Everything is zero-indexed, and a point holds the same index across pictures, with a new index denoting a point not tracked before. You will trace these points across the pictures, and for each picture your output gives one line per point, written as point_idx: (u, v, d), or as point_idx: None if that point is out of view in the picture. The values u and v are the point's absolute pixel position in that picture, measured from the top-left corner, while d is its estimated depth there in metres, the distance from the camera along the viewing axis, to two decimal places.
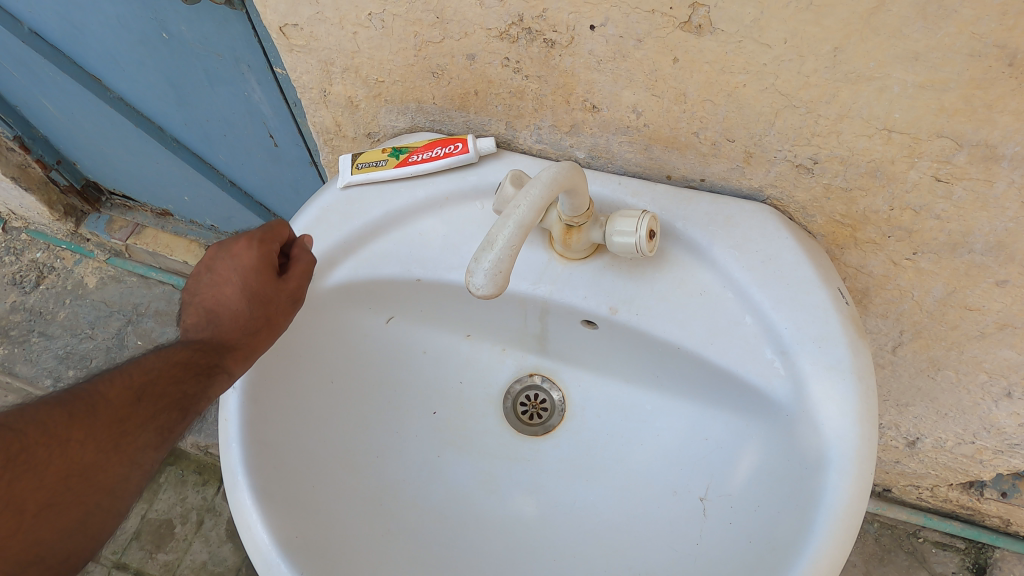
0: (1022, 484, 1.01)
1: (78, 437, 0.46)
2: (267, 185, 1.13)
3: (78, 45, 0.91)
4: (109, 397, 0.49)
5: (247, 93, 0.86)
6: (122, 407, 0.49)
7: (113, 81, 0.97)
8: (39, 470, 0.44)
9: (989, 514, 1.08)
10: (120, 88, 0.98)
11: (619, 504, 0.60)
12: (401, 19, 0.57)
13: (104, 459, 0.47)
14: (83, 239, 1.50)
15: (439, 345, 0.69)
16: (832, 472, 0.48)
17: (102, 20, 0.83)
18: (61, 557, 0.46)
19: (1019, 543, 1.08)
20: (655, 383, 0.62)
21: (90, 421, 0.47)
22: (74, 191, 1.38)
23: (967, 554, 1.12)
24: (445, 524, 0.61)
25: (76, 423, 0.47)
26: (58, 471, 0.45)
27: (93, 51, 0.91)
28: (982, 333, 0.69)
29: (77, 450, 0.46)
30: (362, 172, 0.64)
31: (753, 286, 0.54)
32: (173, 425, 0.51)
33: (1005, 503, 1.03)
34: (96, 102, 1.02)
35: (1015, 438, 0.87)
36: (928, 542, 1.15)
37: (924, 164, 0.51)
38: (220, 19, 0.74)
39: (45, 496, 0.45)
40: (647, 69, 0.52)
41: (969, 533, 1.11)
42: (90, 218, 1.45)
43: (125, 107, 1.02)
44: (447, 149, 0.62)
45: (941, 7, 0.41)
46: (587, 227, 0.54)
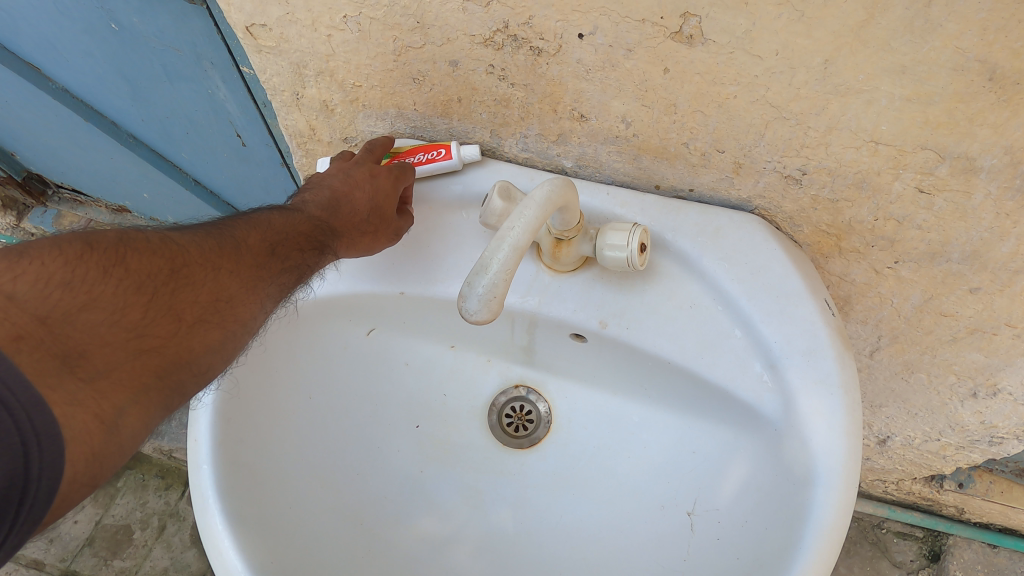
0: (977, 474, 1.05)
1: (228, 267, 0.51)
2: (233, 185, 1.09)
3: (14, 33, 0.86)
4: (250, 243, 0.54)
5: (210, 91, 0.83)
6: (260, 255, 0.53)
7: (55, 71, 0.92)
8: (197, 285, 0.49)
9: (947, 504, 1.11)
10: (63, 78, 0.93)
11: (604, 519, 0.60)
12: (379, 23, 0.55)
13: (243, 293, 0.52)
14: (28, 234, 1.44)
15: (423, 357, 0.67)
16: (819, 488, 0.48)
17: (41, 8, 0.79)
18: (201, 370, 0.49)
19: (969, 528, 1.11)
20: (643, 395, 0.62)
21: (242, 260, 0.52)
22: (13, 183, 1.31)
23: (925, 543, 1.15)
24: (426, 543, 0.60)
25: (226, 254, 0.52)
26: (209, 289, 0.50)
27: (35, 41, 0.86)
28: (954, 338, 0.70)
29: (223, 280, 0.51)
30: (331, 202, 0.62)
31: (742, 298, 0.53)
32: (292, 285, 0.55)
33: (960, 493, 1.06)
34: (37, 93, 0.97)
35: (978, 435, 0.88)
36: (890, 532, 1.17)
37: (908, 176, 0.51)
38: (179, 14, 0.71)
39: (199, 310, 0.49)
40: (637, 78, 0.51)
41: (928, 523, 1.13)
42: (34, 212, 1.40)
43: (70, 99, 0.97)
44: (429, 155, 0.60)
45: (928, 22, 0.41)
46: (577, 241, 0.53)
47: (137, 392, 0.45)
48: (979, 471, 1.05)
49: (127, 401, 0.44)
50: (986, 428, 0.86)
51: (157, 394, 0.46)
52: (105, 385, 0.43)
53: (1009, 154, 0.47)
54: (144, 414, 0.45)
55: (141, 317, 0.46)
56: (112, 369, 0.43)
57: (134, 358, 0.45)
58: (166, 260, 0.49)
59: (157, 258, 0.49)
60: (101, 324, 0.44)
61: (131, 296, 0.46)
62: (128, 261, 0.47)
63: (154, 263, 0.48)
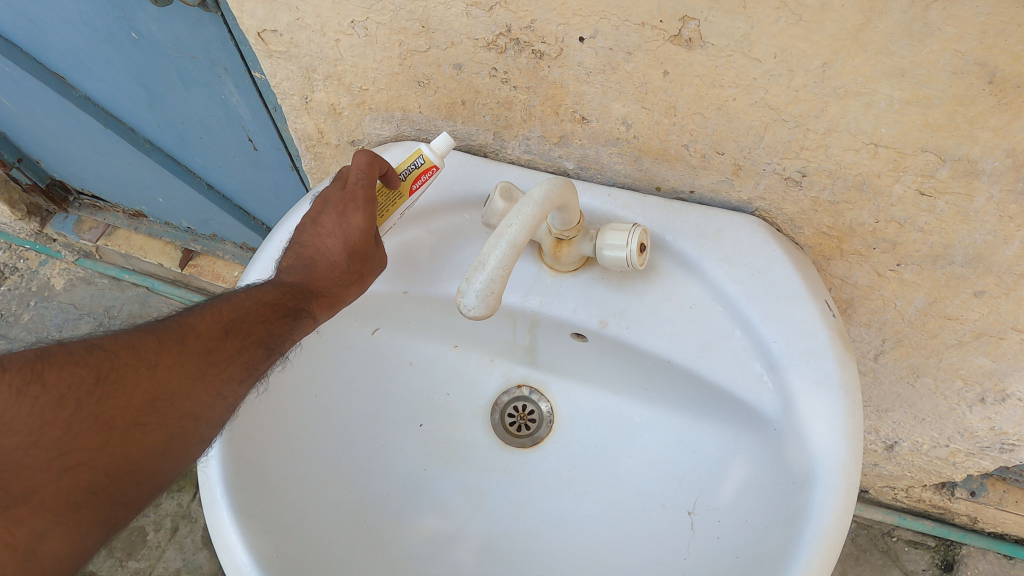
0: (989, 483, 1.05)
1: (166, 362, 0.48)
2: (246, 188, 1.11)
3: (38, 42, 0.88)
4: (199, 329, 0.50)
5: (223, 96, 0.85)
6: (209, 342, 0.50)
7: (79, 80, 0.94)
8: (129, 389, 0.46)
9: (959, 513, 1.10)
10: (85, 87, 0.95)
11: (605, 519, 0.60)
12: (385, 28, 0.56)
13: (188, 384, 0.48)
14: (50, 240, 1.44)
15: (425, 356, 0.68)
16: (818, 488, 0.48)
17: (65, 18, 0.80)
18: (142, 477, 0.47)
19: (983, 539, 1.10)
20: (644, 395, 0.62)
21: (186, 354, 0.49)
22: (38, 190, 1.30)
23: (937, 551, 1.13)
24: (430, 541, 0.60)
25: (166, 348, 0.49)
26: (145, 386, 0.47)
27: (57, 50, 0.88)
28: (959, 342, 0.70)
29: (161, 378, 0.48)
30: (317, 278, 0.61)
31: (743, 300, 0.54)
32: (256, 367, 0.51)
33: (973, 502, 1.06)
34: (59, 101, 0.99)
35: (987, 441, 0.88)
36: (901, 541, 1.16)
37: (909, 178, 0.52)
38: (195, 21, 0.72)
39: (133, 414, 0.46)
40: (637, 81, 0.52)
41: (940, 532, 1.12)
42: (56, 218, 1.39)
43: (92, 107, 0.99)
44: None
45: (926, 25, 0.42)
46: (577, 241, 0.54)
47: (62, 514, 0.43)
48: (992, 481, 1.05)
49: (51, 526, 0.42)
50: (995, 434, 0.85)
51: (91, 513, 0.44)
52: (22, 513, 0.41)
53: (1011, 157, 0.47)
54: (71, 537, 0.43)
55: (63, 434, 0.44)
56: (33, 493, 0.42)
57: (58, 479, 0.43)
58: (93, 367, 0.46)
59: (81, 367, 0.46)
60: (15, 450, 0.42)
61: (50, 413, 0.44)
62: (48, 377, 0.44)
63: (77, 373, 0.45)
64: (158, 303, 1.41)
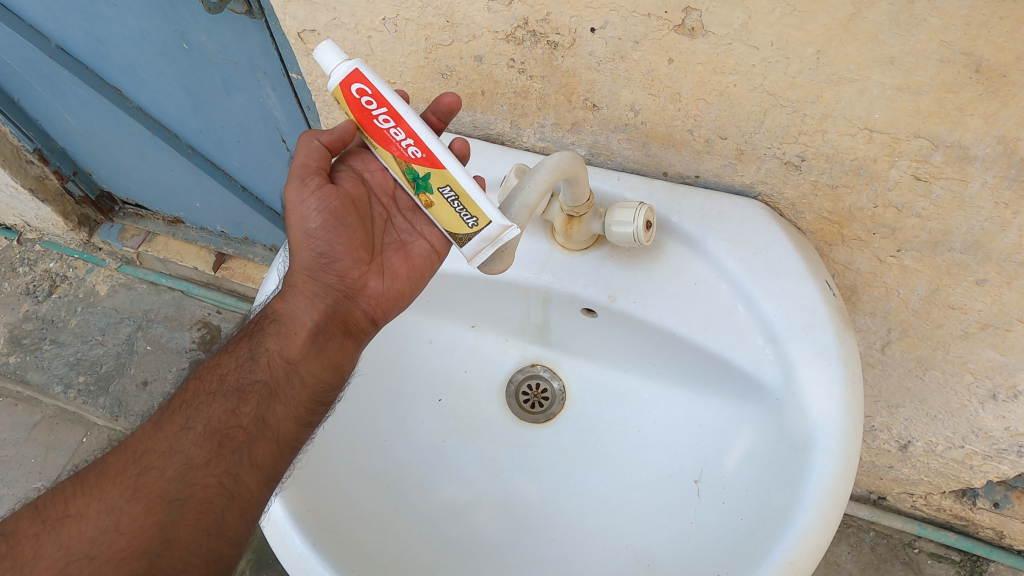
0: (1014, 494, 0.96)
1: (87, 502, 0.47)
2: (276, 189, 1.15)
3: (100, 58, 0.94)
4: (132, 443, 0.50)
5: (261, 99, 0.90)
6: (141, 447, 0.50)
7: (133, 91, 1.00)
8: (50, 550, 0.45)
9: (983, 525, 1.01)
10: (139, 98, 1.01)
11: (615, 489, 0.63)
12: (413, 23, 0.61)
13: (120, 507, 0.46)
14: (96, 248, 1.49)
15: (445, 335, 0.73)
16: (818, 452, 0.51)
17: (122, 32, 0.86)
18: None
19: (1011, 556, 1.01)
20: (652, 371, 0.66)
21: (105, 485, 0.47)
22: (88, 202, 1.39)
23: (963, 567, 1.05)
24: (450, 506, 0.64)
25: (82, 493, 0.47)
26: (55, 547, 0.45)
27: (113, 63, 0.94)
28: (965, 333, 0.68)
29: (79, 530, 0.45)
30: (463, 227, 0.52)
31: (745, 277, 0.57)
32: (228, 434, 0.51)
33: (997, 514, 0.96)
34: (113, 111, 1.05)
35: (1004, 443, 0.81)
36: (924, 553, 1.08)
37: (904, 163, 0.54)
38: (240, 29, 0.78)
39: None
40: (644, 69, 0.56)
41: (963, 545, 1.03)
42: (103, 227, 1.46)
43: (143, 116, 1.05)
44: (370, 100, 0.50)
45: (913, 16, 0.45)
46: (587, 219, 0.59)
47: None
48: (1017, 493, 0.96)
49: None
50: (1011, 435, 0.79)
51: None
52: None
53: (1002, 144, 0.49)
54: None
55: None
56: None
57: None
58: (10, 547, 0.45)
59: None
60: None
61: None
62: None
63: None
64: (192, 306, 1.42)
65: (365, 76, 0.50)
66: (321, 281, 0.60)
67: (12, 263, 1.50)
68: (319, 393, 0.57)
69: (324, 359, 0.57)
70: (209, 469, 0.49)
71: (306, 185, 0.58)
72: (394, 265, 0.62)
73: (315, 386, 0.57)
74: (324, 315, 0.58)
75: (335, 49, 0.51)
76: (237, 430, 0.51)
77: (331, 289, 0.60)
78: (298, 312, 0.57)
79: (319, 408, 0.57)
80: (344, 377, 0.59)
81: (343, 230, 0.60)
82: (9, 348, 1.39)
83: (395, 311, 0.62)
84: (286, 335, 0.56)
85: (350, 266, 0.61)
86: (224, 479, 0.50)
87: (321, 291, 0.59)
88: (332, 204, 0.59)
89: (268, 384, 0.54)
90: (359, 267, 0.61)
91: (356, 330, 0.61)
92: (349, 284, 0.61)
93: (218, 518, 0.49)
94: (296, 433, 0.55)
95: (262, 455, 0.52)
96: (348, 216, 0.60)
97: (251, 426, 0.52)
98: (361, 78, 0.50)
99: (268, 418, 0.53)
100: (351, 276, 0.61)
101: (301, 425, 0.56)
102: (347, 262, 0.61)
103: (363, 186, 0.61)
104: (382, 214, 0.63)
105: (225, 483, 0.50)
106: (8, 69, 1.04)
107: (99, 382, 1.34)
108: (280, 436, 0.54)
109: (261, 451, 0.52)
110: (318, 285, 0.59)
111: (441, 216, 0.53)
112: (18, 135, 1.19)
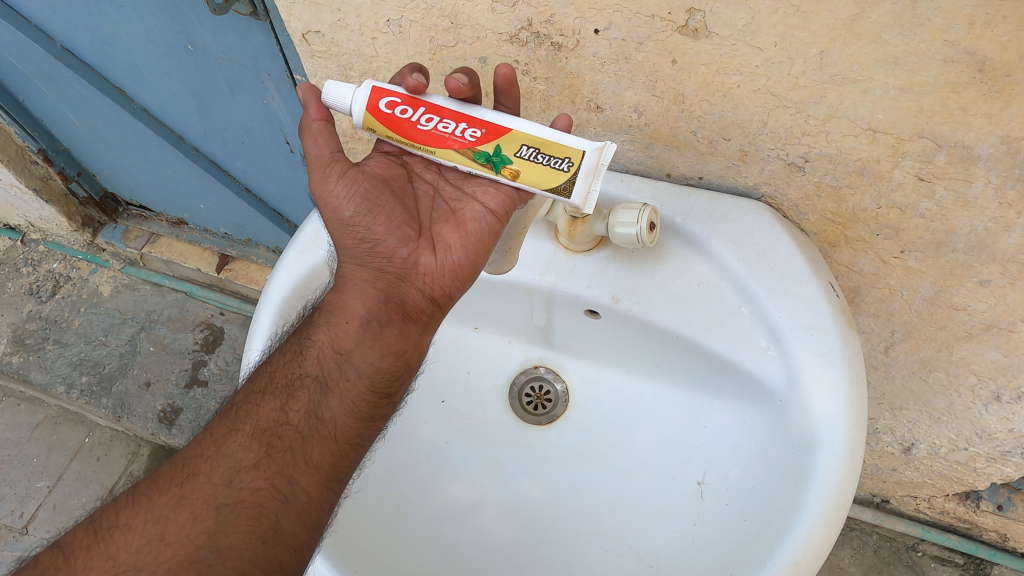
0: (1019, 497, 0.95)
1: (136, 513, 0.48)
2: (280, 190, 1.16)
3: (106, 59, 0.95)
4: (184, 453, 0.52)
5: (264, 100, 0.90)
6: (189, 456, 0.51)
7: (137, 93, 1.01)
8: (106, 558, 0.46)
9: (987, 528, 1.01)
10: (144, 99, 1.02)
11: (617, 489, 0.63)
12: (417, 25, 0.61)
13: (167, 515, 0.47)
14: (99, 249, 1.49)
15: (448, 337, 0.73)
16: (822, 452, 0.51)
17: (127, 33, 0.87)
18: None
19: (1016, 560, 1.01)
20: (656, 373, 0.66)
21: (155, 494, 0.49)
22: (92, 203, 1.39)
23: (967, 570, 1.05)
24: (453, 507, 0.64)
25: (129, 509, 0.48)
26: (104, 558, 0.46)
27: (118, 64, 0.95)
28: (969, 335, 0.68)
29: (127, 540, 0.47)
30: (561, 176, 0.52)
31: (749, 278, 0.57)
32: (278, 433, 0.51)
33: (1001, 516, 0.96)
34: (117, 113, 1.05)
35: (1009, 445, 0.81)
36: (927, 556, 1.08)
37: (907, 164, 0.54)
38: (244, 30, 0.78)
39: None
40: (648, 70, 0.56)
41: (968, 548, 1.03)
42: (106, 228, 1.46)
43: (147, 117, 1.05)
44: (405, 109, 0.54)
45: (916, 16, 0.45)
46: (591, 220, 0.59)
47: None
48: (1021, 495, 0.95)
49: None
50: (1017, 437, 0.79)
51: None
52: None
53: (1006, 144, 0.49)
54: None
55: None
56: None
57: None
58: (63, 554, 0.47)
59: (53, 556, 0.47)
60: None
61: None
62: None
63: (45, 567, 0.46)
64: (196, 307, 1.42)
65: (385, 89, 0.54)
66: (369, 265, 0.58)
67: (15, 263, 1.50)
68: (378, 383, 0.55)
69: (381, 346, 0.56)
70: (258, 471, 0.50)
71: (330, 174, 0.58)
72: (446, 237, 0.59)
73: (373, 376, 0.55)
74: (376, 300, 0.57)
75: (341, 84, 0.55)
76: (286, 429, 0.52)
77: (380, 273, 0.58)
78: (350, 300, 0.56)
79: (380, 398, 0.56)
80: (406, 363, 0.57)
81: (379, 210, 0.58)
82: (12, 348, 1.39)
83: (455, 286, 0.58)
84: (337, 325, 0.55)
85: (396, 245, 0.58)
86: (276, 481, 0.50)
87: (371, 275, 0.57)
88: (361, 186, 0.58)
89: (320, 378, 0.54)
90: (408, 246, 0.58)
91: (414, 312, 0.58)
92: (399, 265, 0.58)
93: (273, 523, 0.49)
94: (353, 428, 0.54)
95: (316, 453, 0.52)
96: (381, 195, 0.58)
97: (303, 423, 0.52)
98: (383, 91, 0.54)
99: (322, 415, 0.53)
100: (399, 256, 0.58)
101: (362, 420, 0.55)
102: (393, 241, 0.58)
103: (398, 167, 0.60)
104: (429, 191, 0.60)
105: (279, 485, 0.50)
106: (13, 70, 1.05)
107: (102, 383, 1.34)
108: (337, 434, 0.53)
109: (316, 450, 0.52)
110: (366, 271, 0.58)
111: (533, 180, 0.53)
112: (22, 136, 1.19)
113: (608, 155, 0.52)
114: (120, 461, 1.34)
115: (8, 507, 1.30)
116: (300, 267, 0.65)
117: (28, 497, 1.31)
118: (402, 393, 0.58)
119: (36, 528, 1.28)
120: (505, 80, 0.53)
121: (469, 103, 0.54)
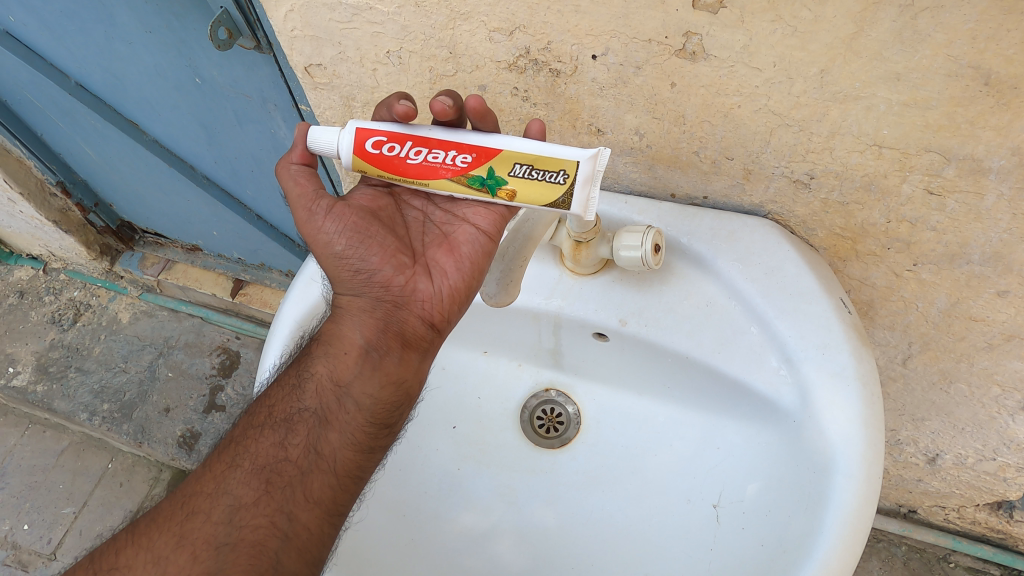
0: None
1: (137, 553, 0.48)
2: (292, 217, 1.17)
3: (119, 94, 0.96)
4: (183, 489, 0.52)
5: (272, 130, 0.91)
6: (189, 493, 0.51)
7: (150, 126, 1.03)
8: None
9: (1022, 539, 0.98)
10: (155, 131, 1.04)
11: (634, 513, 0.62)
12: (417, 56, 0.61)
13: (166, 556, 0.48)
14: (118, 276, 1.51)
15: (456, 362, 0.73)
16: (839, 476, 0.49)
17: (139, 69, 0.88)
18: None
19: None
20: (666, 395, 0.65)
21: (155, 534, 0.49)
22: (109, 232, 1.41)
23: None
24: (468, 537, 0.64)
25: (128, 549, 0.49)
26: None
27: (130, 99, 0.97)
28: (989, 345, 0.67)
29: None
30: (559, 190, 0.51)
31: (758, 297, 0.57)
32: (277, 469, 0.51)
33: None
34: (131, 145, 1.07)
35: None
36: (960, 568, 1.05)
37: (916, 178, 0.53)
38: (249, 63, 0.79)
39: None
40: (647, 93, 0.56)
41: (1003, 559, 1.00)
42: (124, 256, 1.48)
43: (160, 149, 1.07)
44: (391, 147, 0.54)
45: (916, 32, 0.44)
46: (595, 243, 0.59)
47: None
48: None
49: None
50: None
51: None
52: None
53: (1016, 155, 0.48)
54: None
55: None
56: None
57: None
58: None
59: None
60: None
61: None
62: None
63: None
64: (212, 332, 1.44)
65: (369, 129, 0.54)
66: (366, 295, 0.57)
67: (38, 292, 1.52)
68: (378, 415, 0.55)
69: (381, 376, 0.55)
70: (258, 509, 0.50)
71: (316, 211, 0.58)
72: (441, 262, 0.59)
73: (373, 408, 0.55)
74: (374, 329, 0.56)
75: (323, 129, 0.55)
76: (285, 465, 0.52)
77: (378, 302, 0.57)
78: (348, 331, 0.56)
79: (379, 429, 0.55)
80: (406, 392, 0.57)
81: (371, 241, 0.58)
82: (36, 376, 1.41)
83: (452, 311, 0.59)
84: (336, 356, 0.55)
85: (393, 274, 0.58)
86: (277, 519, 0.50)
87: (368, 305, 0.57)
88: (349, 220, 0.58)
89: (318, 412, 0.54)
90: (403, 273, 0.58)
91: (414, 339, 0.57)
92: (396, 293, 0.58)
93: (273, 562, 0.49)
94: (353, 460, 0.54)
95: (317, 488, 0.52)
96: (371, 226, 0.58)
97: (302, 459, 0.52)
98: (368, 131, 0.54)
99: (321, 449, 0.53)
100: (396, 284, 0.58)
101: (362, 452, 0.54)
102: (387, 270, 0.58)
103: (384, 197, 0.60)
104: (417, 218, 0.61)
105: (278, 523, 0.50)
106: (31, 107, 1.07)
107: (123, 410, 1.35)
108: (337, 468, 0.53)
109: (317, 484, 0.52)
110: (363, 300, 0.57)
111: (532, 198, 0.52)
112: (41, 169, 1.22)
113: (603, 160, 0.51)
114: (143, 487, 1.35)
115: (36, 533, 1.32)
116: (304, 299, 0.65)
117: (55, 523, 1.32)
118: (402, 423, 0.58)
119: (63, 554, 1.29)
120: (476, 112, 0.53)
121: (456, 129, 0.54)
